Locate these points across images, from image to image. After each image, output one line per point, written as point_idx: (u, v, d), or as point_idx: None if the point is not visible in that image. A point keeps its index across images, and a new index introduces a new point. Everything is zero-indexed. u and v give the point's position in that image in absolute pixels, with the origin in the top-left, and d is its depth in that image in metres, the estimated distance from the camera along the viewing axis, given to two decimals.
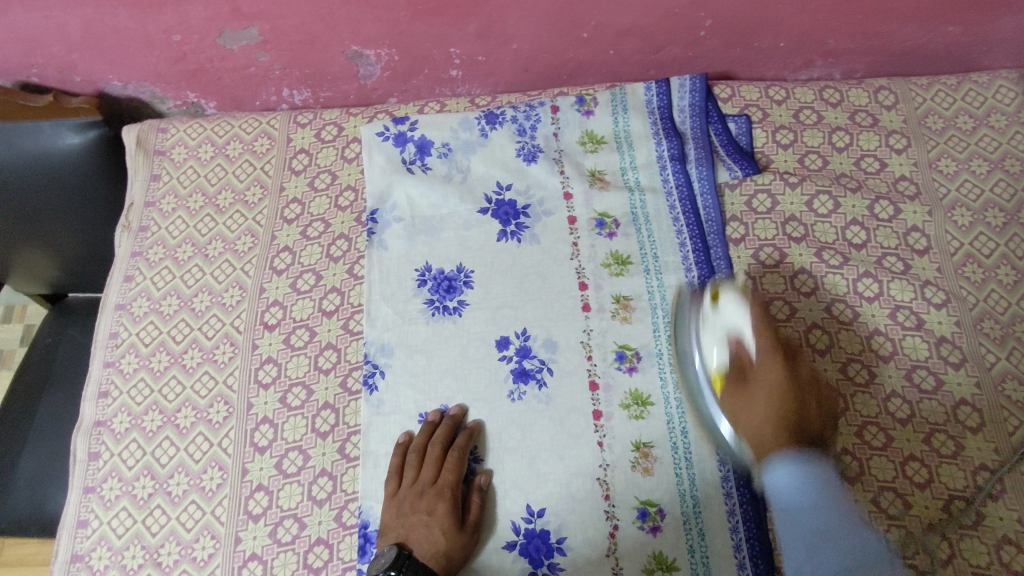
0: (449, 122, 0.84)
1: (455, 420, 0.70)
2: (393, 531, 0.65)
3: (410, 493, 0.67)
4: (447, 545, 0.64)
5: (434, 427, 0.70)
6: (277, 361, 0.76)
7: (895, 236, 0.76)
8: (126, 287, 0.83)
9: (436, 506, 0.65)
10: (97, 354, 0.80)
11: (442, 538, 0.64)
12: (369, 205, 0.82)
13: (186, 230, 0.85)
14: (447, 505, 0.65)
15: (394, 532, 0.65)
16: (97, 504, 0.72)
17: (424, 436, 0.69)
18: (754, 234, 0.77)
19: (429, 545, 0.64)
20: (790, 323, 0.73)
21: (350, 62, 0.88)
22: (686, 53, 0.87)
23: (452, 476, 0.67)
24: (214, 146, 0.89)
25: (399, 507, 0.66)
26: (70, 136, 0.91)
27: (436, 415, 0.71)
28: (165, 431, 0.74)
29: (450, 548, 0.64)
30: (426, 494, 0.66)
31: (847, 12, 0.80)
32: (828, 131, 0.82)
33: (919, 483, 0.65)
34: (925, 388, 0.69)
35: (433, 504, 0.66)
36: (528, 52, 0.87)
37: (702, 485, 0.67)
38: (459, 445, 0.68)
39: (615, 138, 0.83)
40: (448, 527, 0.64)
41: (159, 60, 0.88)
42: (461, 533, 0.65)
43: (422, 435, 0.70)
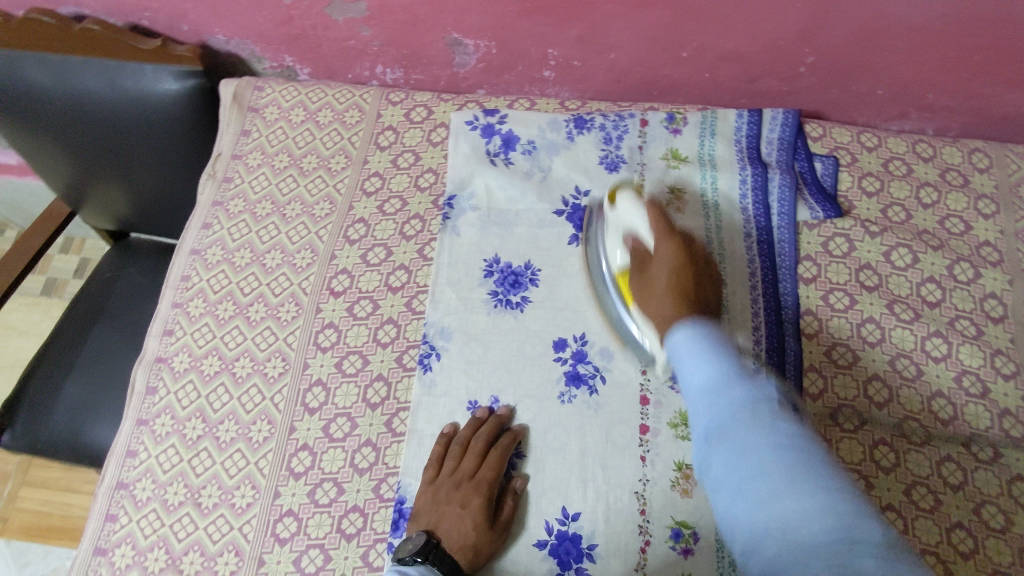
0: (538, 121, 0.85)
1: (502, 420, 0.71)
2: (424, 516, 0.66)
3: (446, 483, 0.67)
4: (475, 539, 0.64)
5: (480, 422, 0.71)
6: (338, 327, 0.78)
7: (971, 300, 0.74)
8: (203, 234, 0.85)
9: (470, 499, 0.66)
10: (166, 293, 0.82)
11: (473, 532, 0.64)
12: (448, 189, 0.83)
13: (268, 187, 0.87)
14: (480, 501, 0.66)
15: (426, 517, 0.66)
16: (148, 437, 0.74)
17: (470, 429, 0.70)
18: (826, 276, 0.77)
19: (459, 535, 0.64)
20: (851, 370, 0.72)
21: (448, 49, 0.90)
22: (781, 87, 0.87)
23: (491, 473, 0.68)
24: (306, 111, 0.91)
25: (435, 494, 0.67)
26: (168, 81, 0.93)
27: (485, 411, 0.71)
28: (222, 377, 0.76)
29: (479, 543, 0.64)
30: (463, 485, 0.67)
31: (953, 71, 0.80)
32: (916, 185, 0.81)
33: (963, 552, 0.63)
34: (982, 458, 0.67)
35: (469, 496, 0.66)
36: (624, 63, 0.87)
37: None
38: (501, 444, 0.69)
39: (699, 159, 0.83)
40: (480, 522, 0.65)
41: (265, 21, 0.90)
42: (491, 530, 0.65)
43: (468, 428, 0.70)
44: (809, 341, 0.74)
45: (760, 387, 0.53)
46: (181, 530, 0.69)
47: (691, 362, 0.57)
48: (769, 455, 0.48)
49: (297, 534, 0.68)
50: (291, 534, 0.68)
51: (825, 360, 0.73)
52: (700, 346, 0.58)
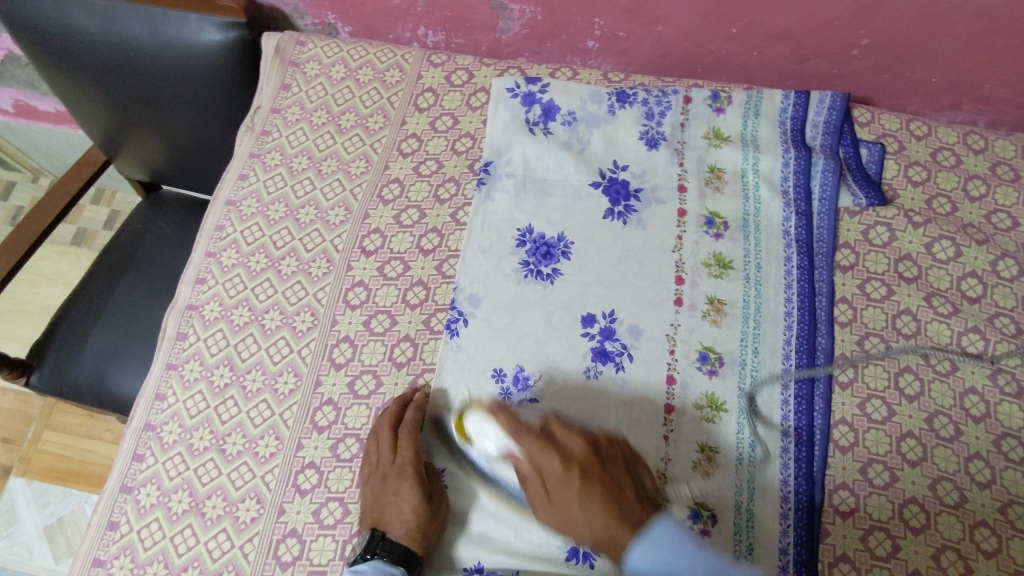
0: (579, 92, 0.84)
1: (405, 401, 0.71)
2: (370, 514, 0.67)
3: (375, 477, 0.67)
4: (417, 522, 0.64)
5: (387, 410, 0.71)
6: (367, 286, 0.78)
7: (1013, 298, 0.73)
8: (239, 186, 0.85)
9: (399, 486, 0.66)
10: (200, 242, 0.83)
11: (413, 517, 0.64)
12: (484, 155, 0.82)
13: (305, 143, 0.87)
14: (410, 483, 0.66)
15: (369, 515, 0.66)
16: (176, 381, 0.76)
17: (379, 419, 0.70)
18: (864, 264, 0.75)
19: (400, 524, 0.64)
20: (883, 361, 0.71)
21: (492, 13, 0.89)
22: (831, 70, 0.84)
23: (409, 453, 0.67)
24: (346, 69, 0.91)
25: (371, 491, 0.67)
26: (211, 33, 0.93)
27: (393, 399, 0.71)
28: (251, 328, 0.77)
29: (422, 524, 0.64)
30: (389, 475, 0.67)
31: (1013, 62, 0.77)
32: (965, 178, 0.79)
33: (985, 550, 0.63)
34: (1012, 458, 0.66)
35: (397, 484, 0.66)
36: (671, 36, 0.86)
37: (761, 497, 0.66)
38: (408, 421, 0.69)
39: (741, 140, 0.82)
40: (415, 503, 0.65)
41: None
42: (428, 508, 0.65)
43: (377, 420, 0.70)
44: (842, 329, 0.73)
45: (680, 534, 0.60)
46: (205, 475, 0.71)
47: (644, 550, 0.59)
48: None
49: (318, 486, 0.69)
50: (312, 485, 0.69)
51: (857, 349, 0.72)
52: (663, 548, 0.59)
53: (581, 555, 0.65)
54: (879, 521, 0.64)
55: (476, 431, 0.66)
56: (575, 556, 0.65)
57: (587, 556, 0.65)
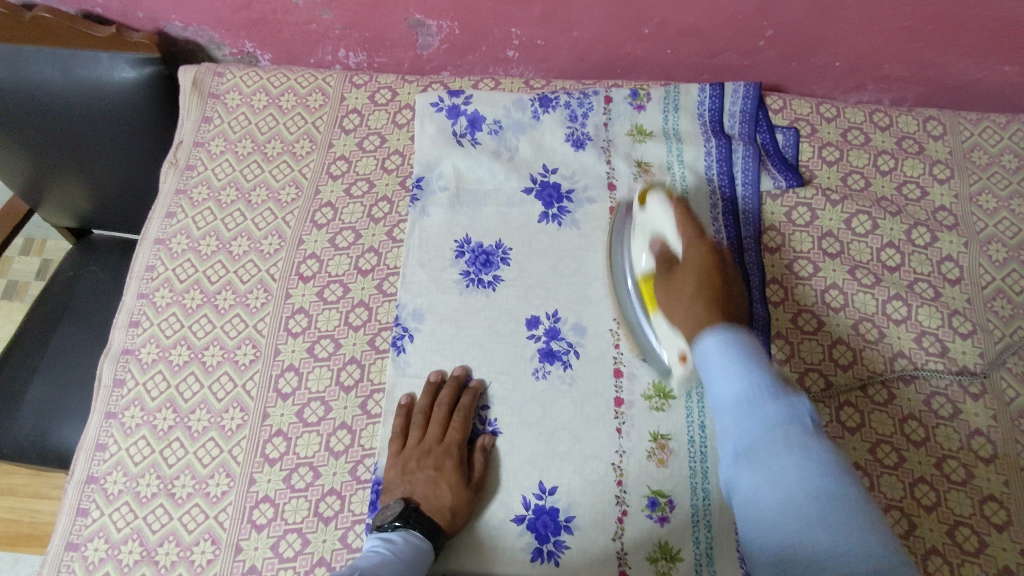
0: (502, 100, 0.85)
1: (459, 381, 0.72)
2: (399, 487, 0.66)
3: (414, 452, 0.68)
4: (452, 501, 0.65)
5: (437, 389, 0.71)
6: (308, 312, 0.77)
7: (929, 264, 0.76)
8: (167, 224, 0.84)
9: (444, 462, 0.67)
10: (131, 284, 0.81)
11: (450, 494, 0.65)
12: (415, 171, 0.83)
13: (231, 174, 0.86)
14: (454, 462, 0.67)
15: (400, 488, 0.66)
16: (117, 429, 0.73)
17: (427, 398, 0.71)
18: (790, 245, 0.78)
19: (437, 499, 0.65)
20: (816, 335, 0.74)
21: (410, 30, 0.89)
22: (742, 61, 0.88)
23: (459, 435, 0.68)
24: (268, 96, 0.90)
25: (405, 465, 0.67)
26: (126, 70, 0.92)
27: (438, 376, 0.72)
28: (191, 366, 0.75)
29: (456, 503, 0.65)
30: (432, 451, 0.67)
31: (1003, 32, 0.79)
32: (874, 154, 0.83)
33: (926, 505, 0.65)
34: (943, 414, 0.69)
35: (440, 460, 0.67)
36: (587, 41, 0.88)
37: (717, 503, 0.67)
38: (463, 407, 0.70)
39: (664, 135, 0.84)
40: (455, 482, 0.65)
41: (224, 5, 0.89)
42: (467, 489, 0.66)
43: (426, 397, 0.71)
44: (776, 309, 0.75)
45: (794, 405, 0.49)
46: (155, 522, 0.69)
47: (720, 369, 0.53)
48: (802, 466, 0.46)
49: (274, 520, 0.68)
50: (268, 519, 0.68)
51: (791, 327, 0.74)
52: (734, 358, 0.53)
53: (546, 555, 0.65)
54: None
55: (660, 329, 0.67)
56: (541, 556, 0.65)
57: (552, 555, 0.65)
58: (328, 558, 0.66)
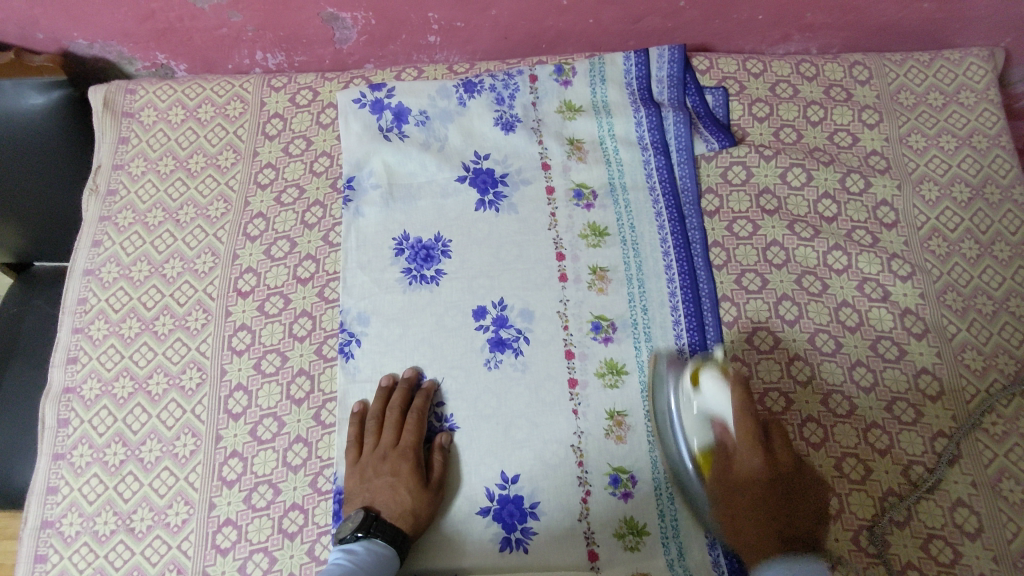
0: (426, 89, 0.83)
1: (411, 382, 0.71)
2: (358, 496, 0.65)
3: (372, 460, 0.67)
4: (413, 504, 0.64)
5: (389, 393, 0.70)
6: (251, 328, 0.76)
7: (865, 210, 0.77)
8: (94, 253, 0.81)
9: (400, 467, 0.66)
10: (64, 319, 0.78)
11: (409, 498, 0.65)
12: (345, 171, 0.81)
13: (156, 194, 0.83)
14: (410, 465, 0.66)
15: (359, 497, 0.65)
16: (67, 470, 0.72)
17: (380, 402, 0.70)
18: (728, 206, 0.78)
19: (396, 505, 0.64)
20: (761, 294, 0.74)
21: (325, 25, 0.87)
22: (666, 24, 0.87)
23: (413, 437, 0.68)
24: (185, 109, 0.87)
25: (363, 473, 0.66)
26: (33, 96, 0.88)
27: (390, 379, 0.71)
28: (136, 398, 0.74)
29: (417, 507, 0.64)
30: (389, 456, 0.67)
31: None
32: (804, 105, 0.83)
33: (880, 449, 0.67)
34: (889, 357, 0.70)
35: (397, 465, 0.66)
36: (507, 18, 0.86)
37: None
38: (416, 408, 0.69)
39: (593, 108, 0.83)
40: (413, 485, 0.65)
41: (127, 18, 0.85)
42: (426, 491, 0.65)
43: (378, 402, 0.70)
44: (719, 272, 0.75)
45: None
46: (117, 559, 0.68)
47: None
48: None
49: (238, 542, 0.67)
50: (232, 542, 0.67)
51: (736, 288, 0.74)
52: None
53: (514, 543, 0.65)
54: None
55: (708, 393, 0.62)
56: (509, 545, 0.65)
57: (520, 542, 0.65)
58: (298, 573, 0.65)
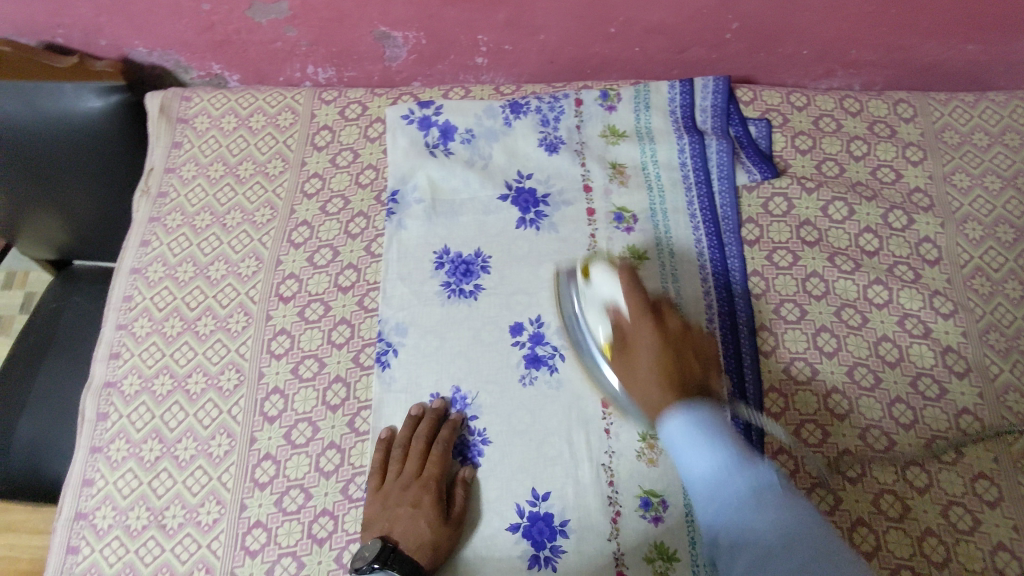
0: (473, 109, 0.85)
1: (439, 414, 0.71)
2: (377, 524, 0.65)
3: (393, 489, 0.67)
4: (431, 537, 0.64)
5: (417, 421, 0.70)
6: (290, 333, 0.77)
7: (907, 246, 0.77)
8: (142, 252, 0.83)
9: (422, 499, 0.66)
10: (109, 315, 0.80)
11: (428, 531, 0.64)
12: (390, 184, 0.83)
13: (205, 198, 0.85)
14: (432, 497, 0.66)
15: (378, 525, 0.65)
16: (104, 463, 0.73)
17: (408, 431, 0.70)
18: (768, 236, 0.78)
19: (415, 537, 0.64)
20: (799, 324, 0.74)
21: (377, 43, 0.89)
22: (710, 55, 0.88)
23: (437, 469, 0.68)
24: (238, 117, 0.90)
25: (384, 501, 0.66)
26: (91, 99, 0.91)
27: (419, 408, 0.71)
28: (175, 396, 0.75)
29: (436, 541, 0.64)
30: (411, 486, 0.67)
31: (967, 12, 0.79)
32: (847, 140, 0.83)
33: (919, 487, 0.66)
34: (929, 395, 0.70)
35: (419, 496, 0.66)
36: (555, 43, 0.88)
37: None
38: (442, 439, 0.69)
39: (637, 133, 0.84)
40: (434, 518, 0.65)
41: (187, 28, 0.88)
42: (446, 525, 0.65)
43: (406, 429, 0.70)
44: (758, 300, 0.75)
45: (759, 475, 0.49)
46: (147, 555, 0.68)
47: (692, 453, 0.52)
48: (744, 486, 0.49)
49: (267, 545, 0.67)
50: (261, 545, 0.67)
51: (774, 317, 0.74)
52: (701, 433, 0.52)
53: (543, 561, 0.65)
54: (820, 477, 0.67)
55: None
56: (537, 563, 0.65)
57: (549, 561, 0.65)
58: None
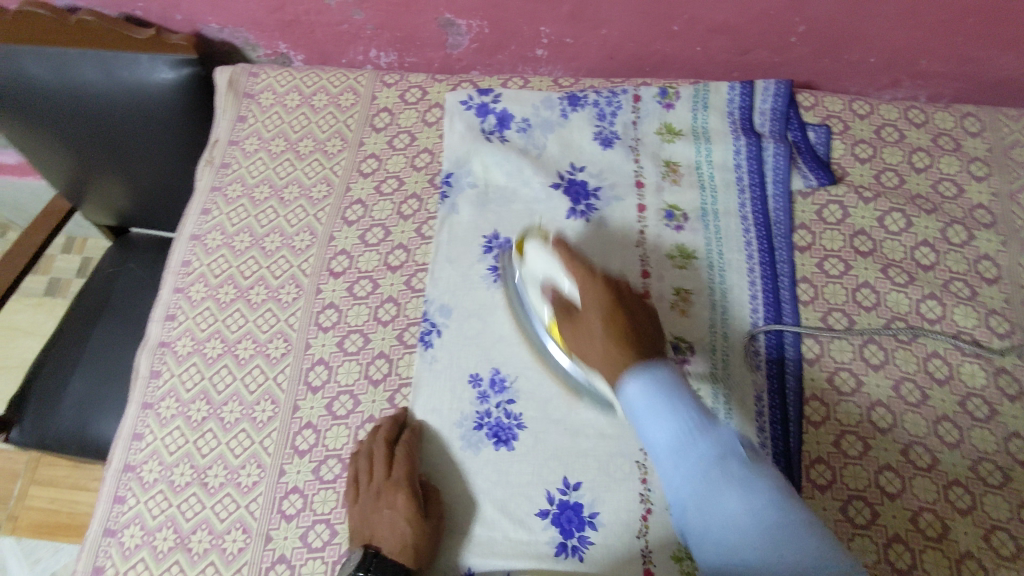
0: (531, 99, 0.86)
1: (396, 420, 0.71)
2: (358, 533, 0.65)
3: (368, 500, 0.66)
4: (411, 536, 0.64)
5: (377, 429, 0.70)
6: (338, 307, 0.78)
7: (965, 262, 0.75)
8: (202, 220, 0.86)
9: (395, 499, 0.65)
10: (168, 279, 0.83)
11: (407, 528, 0.64)
12: (445, 167, 0.84)
13: (264, 172, 0.88)
14: (405, 495, 0.65)
15: (359, 534, 0.65)
16: (153, 420, 0.75)
17: (369, 439, 0.70)
18: (821, 243, 0.77)
19: (395, 538, 0.63)
20: (847, 334, 0.72)
21: (441, 30, 0.90)
22: (773, 58, 0.87)
23: (404, 467, 0.67)
24: (301, 96, 0.92)
25: (362, 511, 0.66)
26: (164, 71, 0.94)
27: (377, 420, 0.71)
28: (224, 359, 0.77)
29: (417, 537, 0.64)
30: (383, 491, 0.66)
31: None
32: (909, 151, 0.82)
33: (961, 509, 0.64)
34: (978, 416, 0.68)
35: (392, 497, 0.65)
36: (616, 39, 0.88)
37: None
38: (403, 441, 0.69)
39: (693, 133, 0.84)
40: (411, 516, 0.64)
41: (259, 7, 0.90)
42: (424, 521, 0.64)
43: (367, 439, 0.70)
44: (805, 307, 0.74)
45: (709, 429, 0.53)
46: (188, 510, 0.70)
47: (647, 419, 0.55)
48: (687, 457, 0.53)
49: (303, 510, 0.69)
50: (297, 510, 0.69)
51: (821, 325, 0.73)
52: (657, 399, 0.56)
53: (570, 550, 0.65)
54: (857, 490, 0.65)
55: None
56: (564, 551, 0.65)
57: (576, 550, 0.65)
58: None
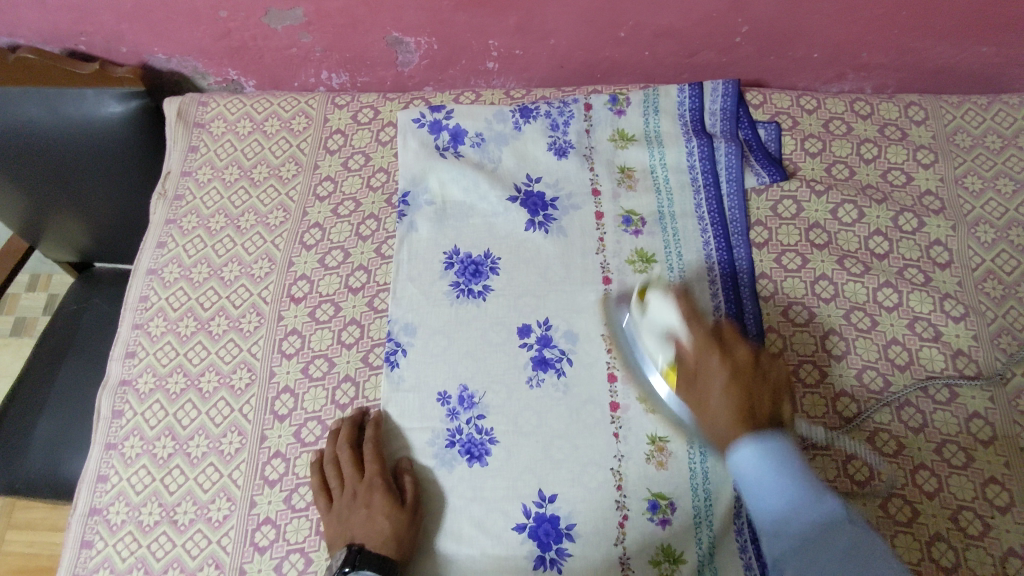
0: (483, 113, 0.86)
1: (356, 421, 0.71)
2: (338, 536, 0.65)
3: (342, 503, 0.67)
4: (392, 529, 0.64)
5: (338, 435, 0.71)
6: (301, 333, 0.78)
7: (918, 249, 0.76)
8: (158, 253, 0.85)
9: (371, 497, 0.66)
10: (126, 315, 0.82)
11: (388, 523, 0.64)
12: (401, 186, 0.83)
13: (219, 201, 0.87)
14: (382, 492, 0.66)
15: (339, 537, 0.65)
16: (118, 460, 0.74)
17: (333, 445, 0.70)
18: (777, 239, 0.78)
19: (376, 533, 0.64)
20: (807, 327, 0.73)
21: (389, 48, 0.90)
22: (720, 59, 0.88)
23: (375, 464, 0.68)
24: (253, 122, 0.91)
25: (338, 515, 0.66)
26: (112, 105, 0.93)
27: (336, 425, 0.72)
28: (188, 394, 0.76)
29: (398, 529, 0.64)
30: (358, 492, 0.67)
31: (979, 14, 0.79)
32: (857, 142, 0.83)
33: (928, 492, 0.65)
34: (940, 400, 0.69)
35: (369, 496, 0.66)
36: (565, 48, 0.88)
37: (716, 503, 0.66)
38: (369, 439, 0.70)
39: (646, 137, 0.84)
40: (389, 510, 0.65)
41: (204, 35, 0.90)
42: (403, 512, 0.65)
43: (331, 447, 0.70)
44: (765, 303, 0.75)
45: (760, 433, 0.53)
46: (158, 550, 0.69)
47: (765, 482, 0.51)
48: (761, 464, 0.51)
49: (276, 541, 0.68)
50: (270, 541, 0.68)
51: (782, 320, 0.74)
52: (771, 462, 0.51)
53: (549, 563, 0.65)
54: (827, 481, 0.66)
55: None
56: (543, 564, 0.65)
57: (554, 563, 0.65)
58: None
